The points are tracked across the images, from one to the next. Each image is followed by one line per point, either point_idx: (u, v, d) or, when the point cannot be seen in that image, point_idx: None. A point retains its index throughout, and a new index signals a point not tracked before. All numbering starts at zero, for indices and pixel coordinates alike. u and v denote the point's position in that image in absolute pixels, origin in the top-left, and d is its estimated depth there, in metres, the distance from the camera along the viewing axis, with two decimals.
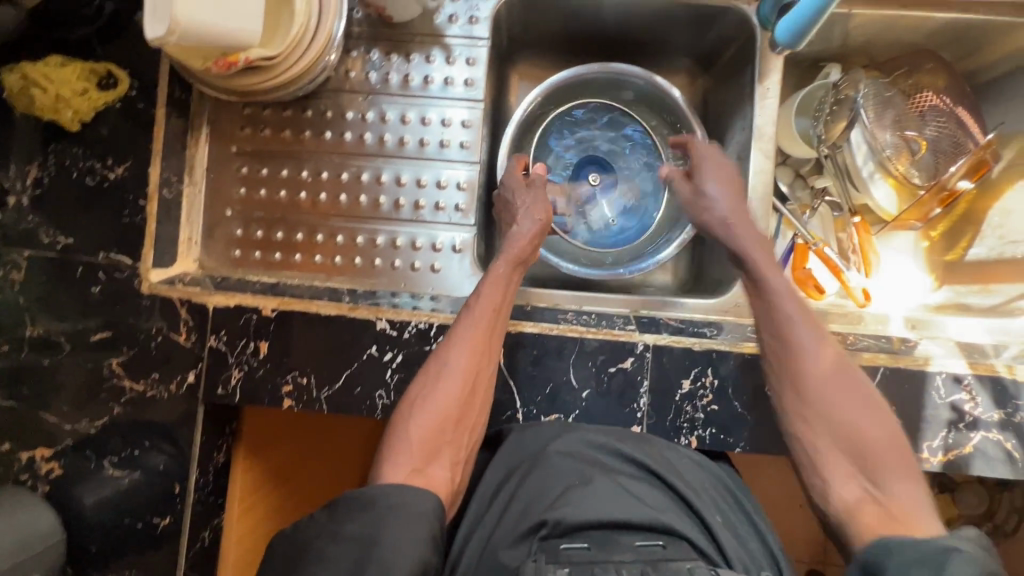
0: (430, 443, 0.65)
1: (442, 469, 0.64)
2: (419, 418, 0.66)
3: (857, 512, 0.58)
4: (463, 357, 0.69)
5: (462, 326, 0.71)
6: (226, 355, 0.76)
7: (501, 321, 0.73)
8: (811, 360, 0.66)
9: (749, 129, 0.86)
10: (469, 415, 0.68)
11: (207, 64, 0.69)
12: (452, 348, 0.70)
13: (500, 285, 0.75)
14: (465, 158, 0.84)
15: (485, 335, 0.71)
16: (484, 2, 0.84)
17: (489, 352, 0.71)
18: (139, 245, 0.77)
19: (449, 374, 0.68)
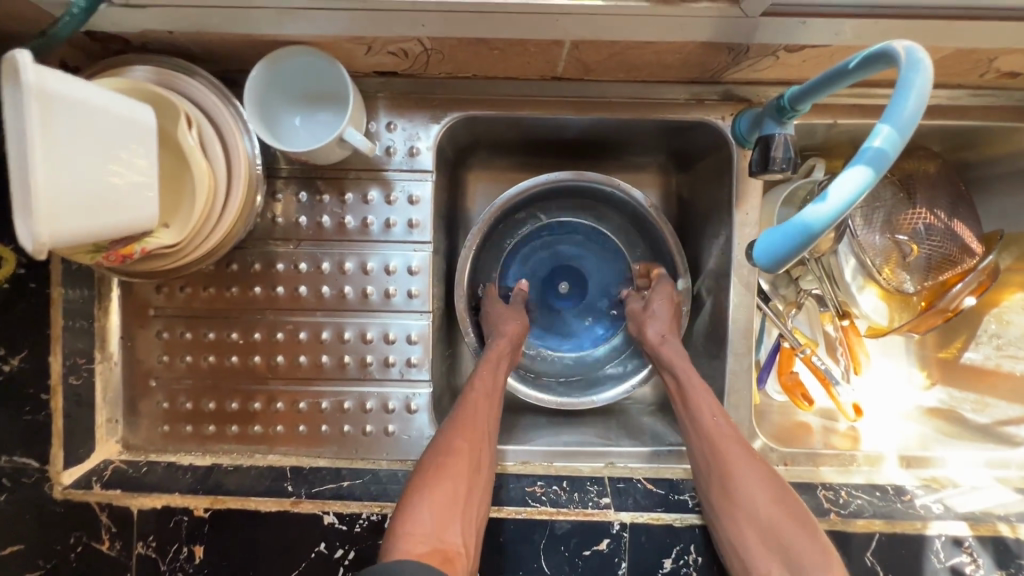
0: (443, 511, 0.62)
1: (456, 540, 0.61)
2: (429, 487, 0.64)
3: None
4: (468, 433, 0.69)
5: (467, 408, 0.71)
6: (157, 562, 0.68)
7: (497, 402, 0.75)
8: (739, 469, 0.66)
9: (727, 254, 0.79)
10: (478, 487, 0.66)
11: (96, 259, 0.59)
12: (457, 422, 0.70)
13: (496, 367, 0.77)
14: (416, 307, 0.75)
15: (486, 413, 0.72)
16: (425, 131, 0.74)
17: (489, 431, 0.71)
18: (47, 445, 0.68)
19: (457, 445, 0.67)
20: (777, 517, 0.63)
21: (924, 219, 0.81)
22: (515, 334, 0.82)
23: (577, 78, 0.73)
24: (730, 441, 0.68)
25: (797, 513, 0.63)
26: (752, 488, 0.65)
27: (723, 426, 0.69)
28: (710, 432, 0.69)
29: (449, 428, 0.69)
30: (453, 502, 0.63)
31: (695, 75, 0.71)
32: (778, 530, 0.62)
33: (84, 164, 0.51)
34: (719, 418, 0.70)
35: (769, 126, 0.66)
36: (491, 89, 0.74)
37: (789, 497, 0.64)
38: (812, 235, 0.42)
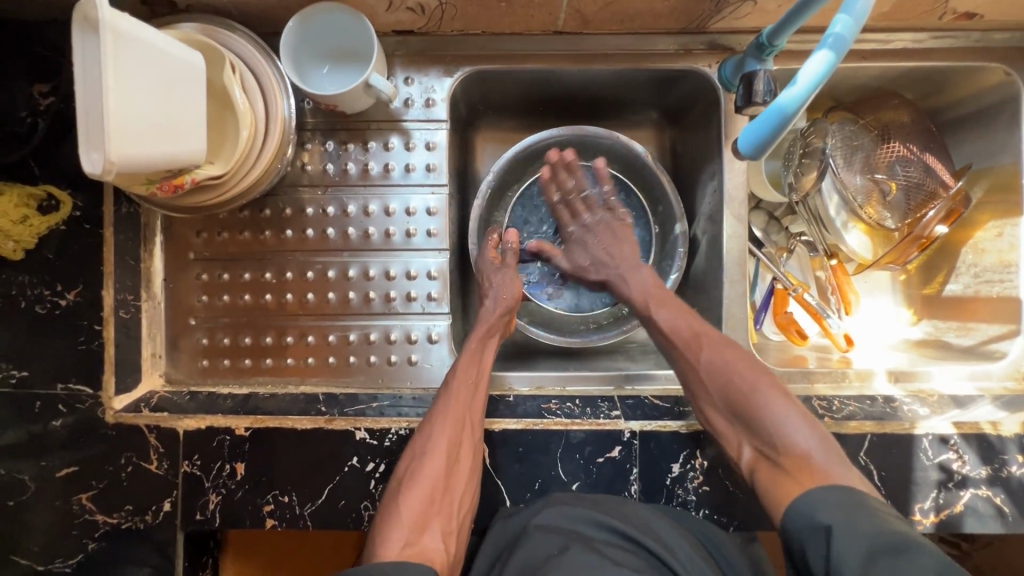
0: (419, 517, 0.65)
1: (435, 539, 0.65)
2: (406, 496, 0.66)
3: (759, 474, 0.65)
4: (443, 436, 0.69)
5: (441, 406, 0.72)
6: (202, 479, 0.73)
7: (481, 395, 0.75)
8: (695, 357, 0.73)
9: (719, 192, 0.86)
10: (456, 487, 0.68)
11: (150, 189, 0.66)
12: (433, 426, 0.70)
13: (475, 362, 0.77)
14: (435, 245, 0.82)
15: (466, 411, 0.72)
16: (439, 85, 0.82)
17: (470, 428, 0.71)
18: (100, 374, 0.73)
19: (431, 450, 0.69)
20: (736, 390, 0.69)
21: (898, 153, 0.88)
22: (494, 325, 0.82)
23: (576, 33, 0.81)
24: (681, 333, 0.75)
25: (759, 379, 0.68)
26: (706, 368, 0.72)
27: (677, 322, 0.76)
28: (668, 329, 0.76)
29: (425, 432, 0.71)
30: (428, 508, 0.66)
31: (683, 25, 0.79)
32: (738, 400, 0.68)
33: (149, 94, 0.58)
34: (672, 315, 0.77)
35: (751, 64, 0.73)
36: (499, 45, 0.81)
37: (746, 364, 0.70)
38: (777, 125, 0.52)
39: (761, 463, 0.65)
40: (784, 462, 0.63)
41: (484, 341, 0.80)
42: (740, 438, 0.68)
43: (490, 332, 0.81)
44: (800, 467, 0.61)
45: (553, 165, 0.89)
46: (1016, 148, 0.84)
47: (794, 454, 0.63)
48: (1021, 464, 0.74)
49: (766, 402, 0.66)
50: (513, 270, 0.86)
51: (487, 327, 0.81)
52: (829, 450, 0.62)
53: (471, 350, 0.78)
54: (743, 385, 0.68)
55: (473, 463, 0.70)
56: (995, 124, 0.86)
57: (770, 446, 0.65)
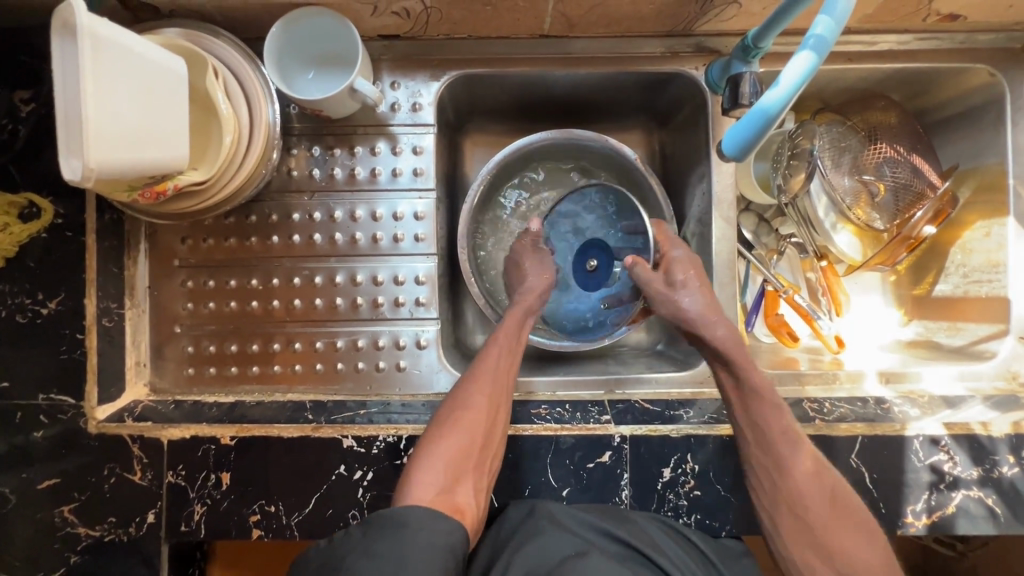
0: (455, 466, 0.64)
1: (469, 493, 0.63)
2: (442, 443, 0.66)
3: None
4: (483, 392, 0.70)
5: (482, 363, 0.73)
6: (187, 489, 0.72)
7: (519, 362, 0.76)
8: (811, 496, 0.66)
9: (708, 194, 0.85)
10: (491, 443, 0.68)
11: (132, 196, 0.65)
12: (475, 381, 0.71)
13: (516, 330, 0.78)
14: (423, 250, 0.81)
15: (507, 373, 0.74)
16: (427, 89, 0.81)
17: (507, 390, 0.72)
18: (82, 384, 0.72)
19: (471, 402, 0.69)
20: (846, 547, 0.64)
21: (886, 154, 0.89)
22: (533, 306, 0.82)
23: (563, 36, 0.81)
24: (811, 478, 0.66)
25: (869, 535, 0.65)
26: (830, 519, 0.65)
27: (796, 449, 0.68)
28: (783, 456, 0.67)
29: (466, 386, 0.71)
30: (464, 460, 0.65)
31: (668, 28, 0.79)
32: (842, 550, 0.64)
33: (129, 98, 0.57)
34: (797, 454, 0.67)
35: (737, 67, 0.73)
36: (485, 48, 0.81)
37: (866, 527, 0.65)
38: (751, 138, 0.53)
39: None
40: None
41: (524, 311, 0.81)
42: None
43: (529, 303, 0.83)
44: None
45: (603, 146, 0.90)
46: (1001, 149, 0.85)
47: None
48: (1012, 464, 0.74)
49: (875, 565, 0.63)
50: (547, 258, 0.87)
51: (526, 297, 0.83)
52: None
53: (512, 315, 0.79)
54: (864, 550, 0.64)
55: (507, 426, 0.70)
56: (981, 124, 0.87)
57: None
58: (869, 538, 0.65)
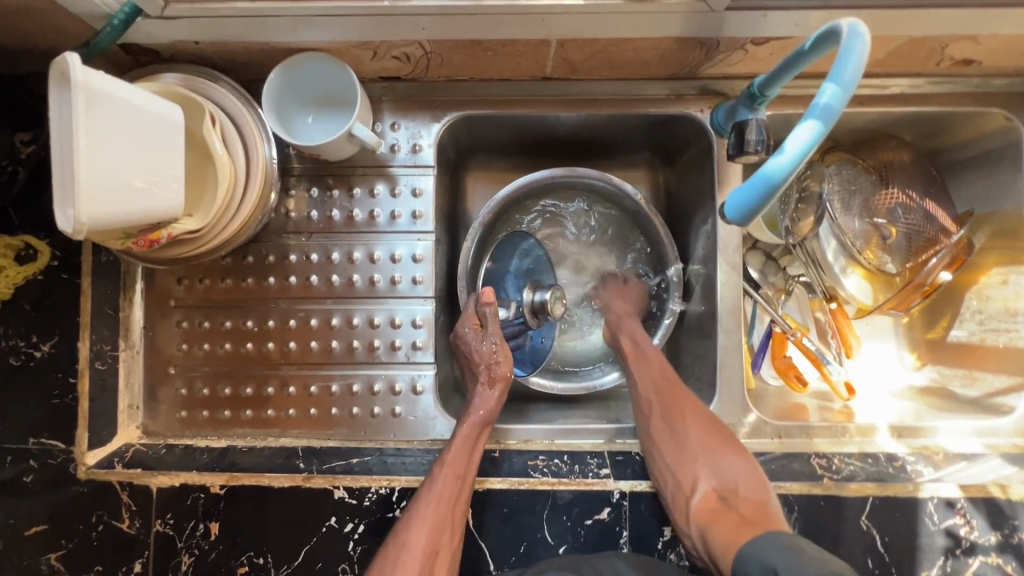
0: None
1: None
2: None
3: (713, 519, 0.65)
4: (419, 544, 0.64)
5: (418, 504, 0.67)
6: (175, 539, 0.70)
7: (466, 493, 0.69)
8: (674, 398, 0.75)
9: (713, 238, 0.83)
10: None
11: (125, 243, 0.64)
12: (410, 529, 0.65)
13: (464, 456, 0.70)
14: (420, 292, 0.80)
15: (451, 514, 0.67)
16: (427, 130, 0.81)
17: (450, 531, 0.67)
18: (73, 427, 0.71)
19: (405, 559, 0.63)
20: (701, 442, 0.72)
21: (899, 199, 0.86)
22: (489, 413, 0.75)
23: (565, 79, 0.80)
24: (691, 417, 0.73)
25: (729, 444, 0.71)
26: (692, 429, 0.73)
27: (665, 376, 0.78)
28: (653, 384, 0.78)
29: (400, 534, 0.65)
30: None
31: (674, 71, 0.78)
32: (707, 451, 0.71)
33: (122, 154, 0.57)
34: (689, 420, 0.73)
35: (743, 113, 0.72)
36: (487, 90, 0.80)
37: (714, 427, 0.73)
38: (757, 203, 0.50)
39: (718, 513, 0.65)
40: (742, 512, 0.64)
41: (475, 432, 0.73)
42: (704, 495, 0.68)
43: (484, 420, 0.74)
44: (758, 514, 0.63)
45: (595, 181, 0.89)
46: (1019, 195, 0.82)
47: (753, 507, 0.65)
48: None
49: (720, 453, 0.71)
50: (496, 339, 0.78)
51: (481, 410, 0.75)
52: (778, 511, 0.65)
53: (461, 437, 0.72)
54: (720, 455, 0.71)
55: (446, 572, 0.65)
56: (1000, 167, 0.84)
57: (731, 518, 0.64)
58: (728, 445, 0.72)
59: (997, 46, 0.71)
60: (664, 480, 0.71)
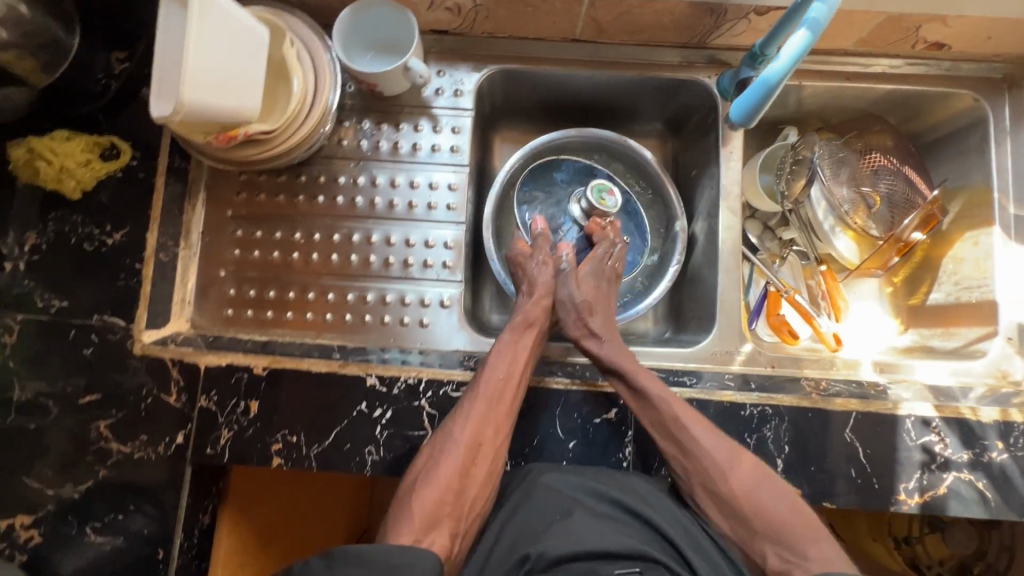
0: (430, 516, 0.66)
1: (444, 536, 0.66)
2: (416, 497, 0.68)
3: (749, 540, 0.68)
4: (463, 437, 0.71)
5: (462, 403, 0.74)
6: (217, 414, 0.76)
7: (510, 395, 0.75)
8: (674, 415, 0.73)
9: (717, 188, 0.93)
10: (469, 490, 0.70)
11: (207, 138, 0.73)
12: (455, 424, 0.73)
13: (506, 359, 0.77)
14: (452, 218, 0.89)
15: (496, 410, 0.73)
16: (468, 78, 0.92)
17: (494, 427, 0.73)
18: (133, 308, 0.79)
19: (449, 451, 0.71)
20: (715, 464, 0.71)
21: (879, 163, 0.98)
22: (533, 316, 0.84)
23: (592, 42, 0.92)
24: (700, 435, 0.72)
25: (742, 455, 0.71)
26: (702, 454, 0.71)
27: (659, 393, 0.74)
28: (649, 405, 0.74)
29: (446, 430, 0.73)
30: (440, 506, 0.67)
31: (687, 39, 0.90)
32: (722, 471, 0.70)
33: (221, 61, 0.67)
34: (696, 438, 0.71)
35: (746, 71, 0.85)
36: (522, 48, 0.92)
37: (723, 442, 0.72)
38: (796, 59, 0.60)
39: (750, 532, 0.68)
40: (770, 529, 0.67)
41: (518, 340, 0.80)
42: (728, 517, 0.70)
43: (527, 328, 0.82)
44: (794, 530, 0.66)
45: (611, 142, 1.00)
46: (987, 167, 0.93)
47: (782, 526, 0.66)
48: (1001, 450, 0.77)
49: (736, 472, 0.70)
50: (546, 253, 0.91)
51: (524, 320, 0.83)
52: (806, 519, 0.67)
53: (503, 344, 0.79)
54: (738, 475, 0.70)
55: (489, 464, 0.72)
56: (970, 143, 0.95)
57: (802, 556, 0.64)
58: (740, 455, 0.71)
59: (961, 29, 0.84)
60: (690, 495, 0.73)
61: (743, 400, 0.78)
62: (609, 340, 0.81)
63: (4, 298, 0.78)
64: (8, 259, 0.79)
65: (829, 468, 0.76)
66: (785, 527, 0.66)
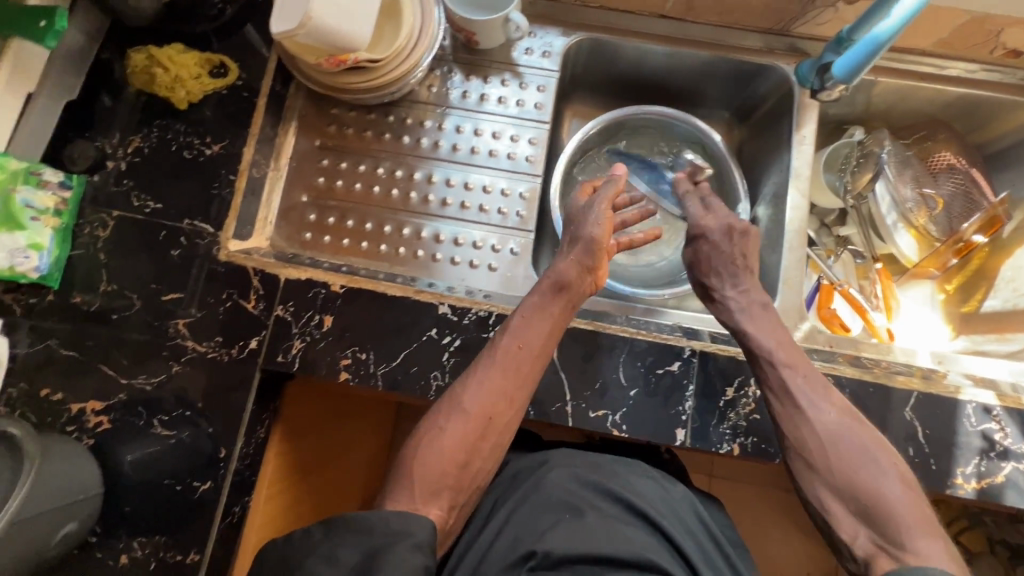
0: (430, 484, 0.65)
1: (440, 508, 0.64)
2: (420, 462, 0.66)
3: (848, 511, 0.65)
4: (475, 406, 0.69)
5: (481, 368, 0.72)
6: (291, 324, 0.79)
7: (526, 369, 0.72)
8: (784, 362, 0.73)
9: (786, 170, 0.95)
10: (474, 462, 0.68)
11: (319, 60, 0.78)
12: (467, 393, 0.70)
13: (529, 330, 0.73)
14: (526, 170, 0.93)
15: (512, 384, 0.71)
16: (557, 42, 0.96)
17: (508, 401, 0.70)
18: (223, 217, 0.82)
19: (458, 419, 0.68)
20: (821, 424, 0.69)
21: (949, 162, 1.00)
22: (570, 281, 0.77)
23: (679, 19, 0.96)
24: (812, 391, 0.72)
25: (853, 420, 0.70)
26: (812, 408, 0.71)
27: (779, 343, 0.75)
28: (771, 355, 0.74)
29: (456, 398, 0.70)
30: (442, 478, 0.65)
31: (771, 24, 0.94)
32: (835, 435, 0.68)
33: None
34: (806, 392, 0.71)
35: (829, 56, 0.87)
36: (611, 19, 0.96)
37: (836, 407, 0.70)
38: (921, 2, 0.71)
39: (847, 505, 0.65)
40: (869, 504, 0.64)
41: (547, 308, 0.75)
42: (831, 492, 0.67)
43: (557, 294, 0.76)
44: (898, 511, 0.62)
45: (682, 123, 1.02)
46: None
47: (884, 505, 0.63)
48: None
49: (845, 440, 0.68)
50: (603, 204, 0.82)
51: (554, 285, 0.76)
52: (909, 505, 0.63)
53: (525, 315, 0.74)
54: (847, 435, 0.68)
55: (497, 440, 0.69)
56: None
57: (902, 548, 0.60)
58: (848, 422, 0.69)
59: None
60: (793, 455, 0.70)
61: None
62: (746, 286, 0.82)
63: (102, 194, 0.82)
64: (111, 158, 0.83)
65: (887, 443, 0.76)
66: (890, 509, 0.63)
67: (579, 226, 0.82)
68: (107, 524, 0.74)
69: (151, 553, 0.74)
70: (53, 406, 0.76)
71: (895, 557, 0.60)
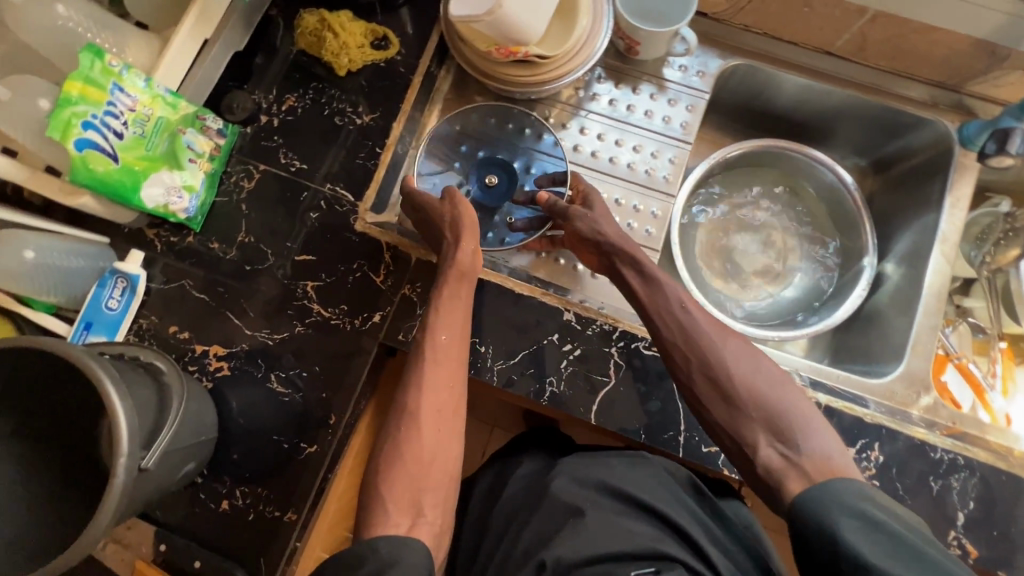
0: (406, 496, 0.64)
1: (432, 508, 0.65)
2: (385, 476, 0.66)
3: (755, 429, 0.65)
4: (422, 411, 0.69)
5: (415, 366, 0.71)
6: (416, 305, 0.78)
7: (453, 356, 0.71)
8: (679, 298, 0.72)
9: (931, 231, 0.90)
10: (443, 461, 0.68)
11: (491, 48, 0.78)
12: (409, 392, 0.70)
13: (446, 321, 0.72)
14: (661, 188, 0.92)
15: (449, 371, 0.71)
16: (712, 62, 0.94)
17: (453, 390, 0.71)
18: (364, 187, 0.83)
19: (410, 424, 0.68)
20: (710, 351, 0.69)
21: None
22: (466, 269, 0.75)
23: (844, 58, 0.92)
24: (705, 322, 0.70)
25: (740, 342, 0.70)
26: (703, 338, 0.69)
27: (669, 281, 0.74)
28: (666, 302, 0.72)
29: (401, 401, 0.70)
30: (412, 485, 0.65)
31: (942, 78, 0.90)
32: (722, 358, 0.68)
33: None
34: (696, 317, 0.71)
35: (1008, 120, 0.83)
36: (771, 47, 0.93)
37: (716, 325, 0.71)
38: None
39: (758, 424, 0.65)
40: (778, 420, 0.64)
41: (454, 289, 0.74)
42: (742, 422, 0.66)
43: (460, 281, 0.74)
44: (796, 420, 0.64)
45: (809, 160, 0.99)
46: None
47: (787, 416, 0.64)
48: None
49: (734, 361, 0.68)
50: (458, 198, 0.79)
51: (457, 270, 0.74)
52: (813, 414, 0.65)
53: (443, 304, 0.73)
54: (737, 361, 0.68)
55: (456, 432, 0.70)
56: None
57: (797, 450, 0.63)
58: (743, 350, 0.70)
59: None
60: (692, 388, 0.69)
61: (936, 443, 0.76)
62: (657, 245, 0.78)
63: (252, 146, 0.84)
64: (265, 113, 0.84)
65: (1013, 536, 0.72)
66: (784, 411, 0.65)
67: (441, 218, 0.78)
68: (212, 468, 0.76)
69: (250, 504, 0.75)
70: (178, 343, 0.78)
71: (798, 461, 0.62)
